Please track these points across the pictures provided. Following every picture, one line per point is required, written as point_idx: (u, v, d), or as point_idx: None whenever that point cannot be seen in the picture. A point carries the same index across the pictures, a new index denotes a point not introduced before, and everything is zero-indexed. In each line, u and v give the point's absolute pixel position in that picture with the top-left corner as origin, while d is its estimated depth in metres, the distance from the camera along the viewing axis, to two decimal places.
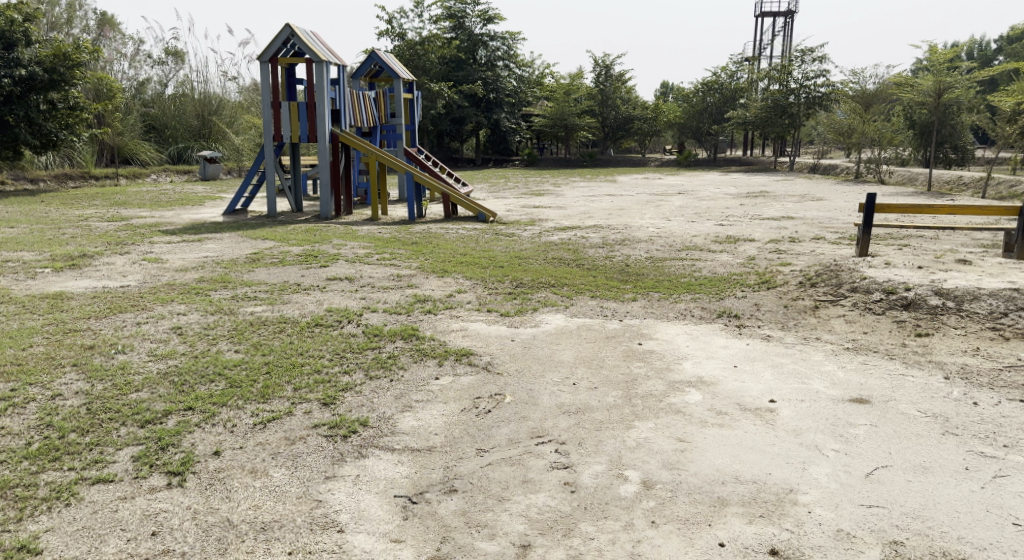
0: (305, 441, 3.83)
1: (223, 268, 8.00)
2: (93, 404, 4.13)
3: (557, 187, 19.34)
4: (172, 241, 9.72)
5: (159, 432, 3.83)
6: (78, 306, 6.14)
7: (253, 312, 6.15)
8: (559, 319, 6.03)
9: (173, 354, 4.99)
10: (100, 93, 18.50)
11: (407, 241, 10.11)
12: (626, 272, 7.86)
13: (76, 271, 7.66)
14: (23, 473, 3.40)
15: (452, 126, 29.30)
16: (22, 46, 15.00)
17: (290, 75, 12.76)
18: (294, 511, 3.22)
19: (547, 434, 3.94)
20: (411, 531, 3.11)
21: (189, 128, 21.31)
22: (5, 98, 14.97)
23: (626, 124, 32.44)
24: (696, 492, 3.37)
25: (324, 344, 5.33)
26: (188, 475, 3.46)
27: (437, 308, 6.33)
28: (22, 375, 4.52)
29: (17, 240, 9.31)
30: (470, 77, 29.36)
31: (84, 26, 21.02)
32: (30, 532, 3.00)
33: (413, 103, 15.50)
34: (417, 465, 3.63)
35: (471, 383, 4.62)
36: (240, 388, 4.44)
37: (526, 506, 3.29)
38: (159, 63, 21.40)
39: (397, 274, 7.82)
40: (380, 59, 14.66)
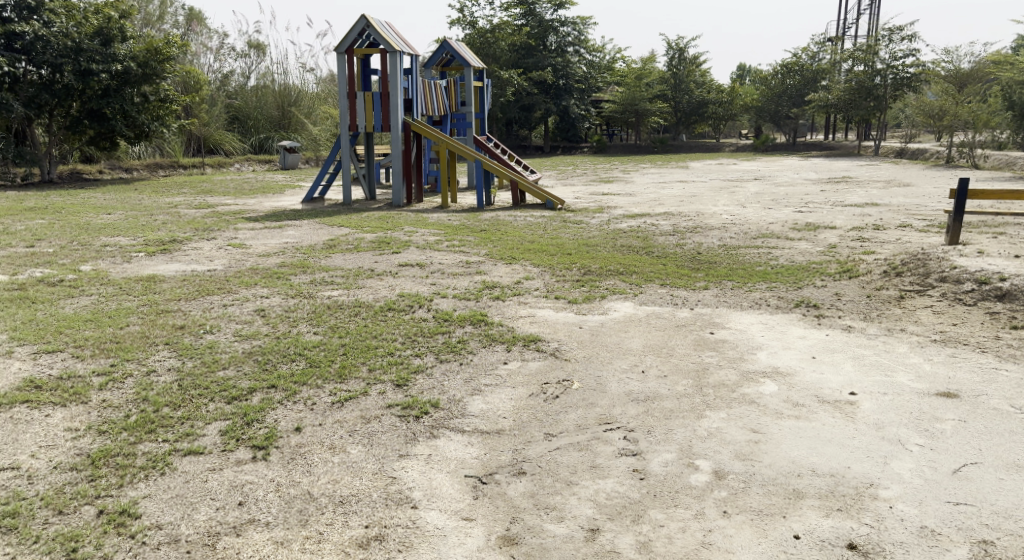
0: (380, 420, 3.95)
1: (302, 254, 8.27)
2: (184, 381, 4.36)
3: (628, 172, 19.22)
4: (255, 227, 10.11)
5: (244, 407, 4.02)
6: (169, 288, 6.44)
7: (330, 296, 6.34)
8: (627, 307, 6.02)
9: (257, 335, 5.20)
10: (187, 86, 19.29)
11: (477, 228, 10.21)
12: (698, 260, 7.75)
13: (167, 255, 8.02)
14: (123, 443, 3.62)
15: (522, 113, 29.36)
16: (118, 42, 15.66)
17: (365, 65, 13.02)
18: (370, 486, 3.34)
19: (616, 421, 3.95)
20: (482, 510, 3.18)
21: (269, 119, 22.02)
22: (103, 91, 15.73)
23: (700, 108, 32.04)
24: (771, 484, 3.33)
25: (396, 327, 5.46)
26: (272, 449, 3.62)
27: (505, 295, 6.39)
28: (120, 352, 4.80)
29: (114, 225, 9.86)
30: (540, 64, 29.36)
31: (174, 23, 21.89)
32: (129, 498, 3.19)
33: (483, 91, 15.59)
34: (486, 447, 3.70)
35: (538, 368, 4.66)
36: (319, 368, 4.61)
37: (595, 491, 3.31)
38: (242, 56, 22.16)
39: (467, 261, 7.91)
40: (451, 48, 14.83)
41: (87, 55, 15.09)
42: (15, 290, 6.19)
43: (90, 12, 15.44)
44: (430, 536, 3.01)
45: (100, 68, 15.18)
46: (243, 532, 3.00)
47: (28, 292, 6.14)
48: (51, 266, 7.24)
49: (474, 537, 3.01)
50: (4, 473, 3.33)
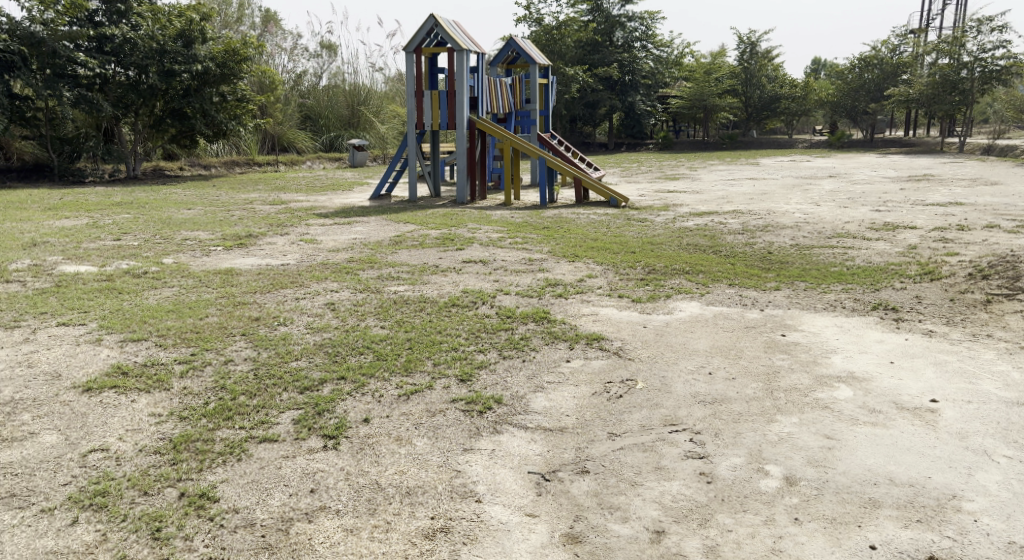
0: (444, 414, 4.00)
1: (370, 249, 8.42)
2: (259, 370, 4.51)
3: (695, 170, 18.94)
4: (325, 223, 10.35)
5: (316, 398, 4.13)
6: (246, 281, 6.66)
7: (396, 291, 6.45)
8: (694, 307, 5.92)
9: (327, 328, 5.33)
10: (263, 86, 19.90)
11: (540, 226, 10.22)
12: (768, 260, 7.58)
13: (243, 250, 8.29)
14: (203, 428, 3.76)
15: (587, 110, 29.28)
16: (199, 44, 16.25)
17: (432, 64, 13.18)
18: (436, 478, 3.38)
19: (681, 422, 3.90)
20: (546, 507, 3.19)
21: (339, 118, 22.53)
22: (185, 91, 16.35)
23: (771, 103, 31.27)
24: (845, 492, 3.24)
25: (459, 323, 5.51)
26: (341, 439, 3.71)
27: (568, 292, 6.38)
28: (200, 341, 4.98)
29: (193, 220, 10.24)
30: (606, 60, 29.17)
31: (251, 24, 22.56)
32: (209, 482, 3.31)
33: (548, 88, 15.59)
34: (549, 444, 3.70)
35: (602, 367, 4.64)
36: (386, 361, 4.70)
37: (660, 493, 3.28)
38: (315, 56, 22.72)
39: (530, 258, 7.92)
40: (518, 46, 14.89)
41: (170, 56, 15.73)
42: (103, 281, 6.49)
43: (174, 15, 16.14)
44: (495, 530, 3.03)
45: (182, 69, 15.76)
46: (314, 519, 3.09)
47: (115, 282, 6.44)
48: (136, 258, 7.57)
49: (538, 533, 3.02)
50: (94, 454, 3.50)
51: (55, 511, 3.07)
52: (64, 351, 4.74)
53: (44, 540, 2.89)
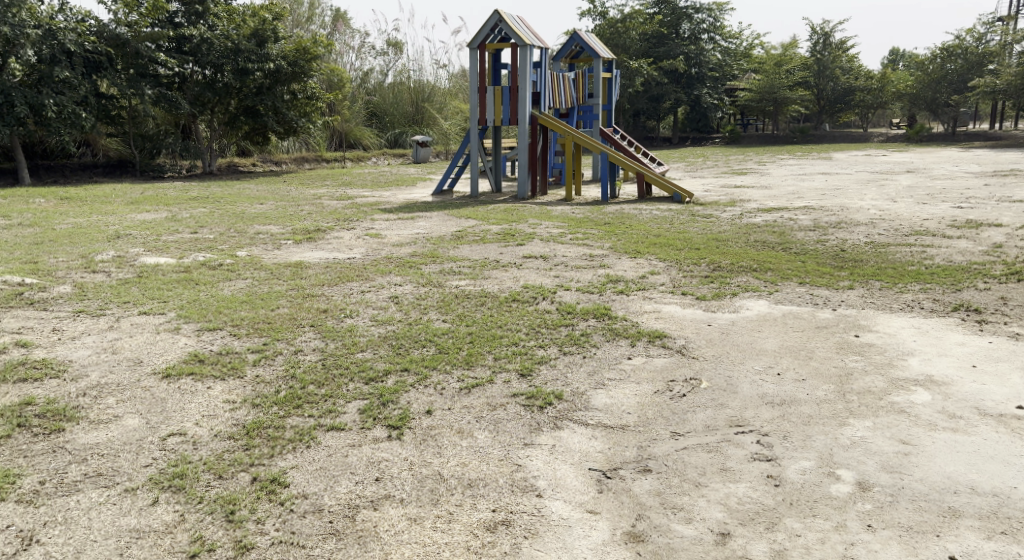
0: (505, 408, 4.01)
1: (432, 244, 8.51)
2: (327, 360, 4.62)
3: (764, 165, 18.52)
4: (390, 218, 10.51)
5: (381, 389, 4.20)
6: (314, 274, 6.82)
7: (458, 285, 6.50)
8: (761, 305, 5.79)
9: (391, 321, 5.41)
10: (332, 84, 20.33)
11: (602, 221, 10.16)
12: (840, 257, 7.35)
13: (312, 243, 8.48)
14: (274, 416, 3.87)
15: (651, 103, 28.96)
16: (271, 43, 16.66)
17: (496, 60, 13.22)
18: (497, 472, 3.40)
19: (748, 424, 3.83)
20: (607, 504, 3.17)
21: (404, 114, 22.86)
22: (258, 89, 16.83)
23: (846, 96, 30.52)
24: (922, 499, 3.12)
25: (520, 318, 5.52)
26: (405, 429, 3.76)
27: (630, 289, 6.32)
28: (272, 332, 5.13)
29: (265, 214, 10.53)
30: (671, 52, 28.82)
31: (322, 23, 23.02)
32: (279, 467, 3.41)
33: (611, 82, 15.46)
34: (610, 441, 3.68)
35: (664, 365, 4.58)
36: (448, 354, 4.75)
37: (725, 495, 3.22)
38: (382, 54, 23.09)
39: (591, 254, 7.88)
40: (581, 40, 14.81)
41: (244, 55, 16.20)
42: (181, 272, 6.74)
43: (248, 14, 16.56)
44: (556, 525, 3.03)
45: (255, 67, 16.23)
46: (380, 507, 3.14)
47: (192, 274, 6.67)
48: (212, 251, 7.83)
49: (600, 530, 3.01)
50: (173, 438, 3.64)
51: (137, 491, 3.20)
52: (145, 339, 4.94)
53: (128, 518, 3.02)
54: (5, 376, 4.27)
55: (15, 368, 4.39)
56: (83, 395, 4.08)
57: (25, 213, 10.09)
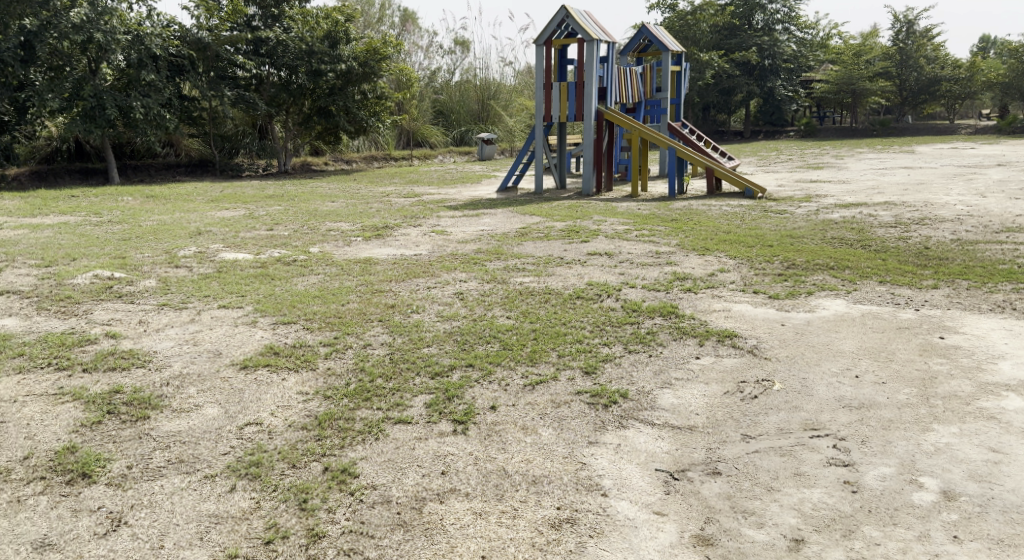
0: (569, 405, 3.99)
1: (497, 241, 8.53)
2: (394, 355, 4.67)
3: (841, 158, 17.88)
4: (455, 215, 10.59)
5: (446, 384, 4.23)
6: (382, 270, 6.93)
7: (522, 282, 6.49)
8: (838, 305, 5.59)
9: (456, 316, 5.44)
10: (400, 84, 20.63)
11: (668, 218, 9.99)
12: (924, 255, 7.05)
13: (380, 240, 8.61)
14: (344, 408, 3.94)
15: (722, 96, 28.39)
16: (343, 44, 16.94)
17: (562, 56, 13.14)
18: (562, 469, 3.38)
19: (823, 427, 3.70)
20: (674, 506, 3.11)
21: (470, 112, 23.02)
22: (330, 90, 17.22)
23: (931, 86, 29.06)
24: (1014, 512, 2.96)
25: (585, 316, 5.47)
26: (469, 425, 3.77)
27: (699, 287, 6.19)
28: (342, 326, 5.22)
29: (337, 212, 10.76)
30: (744, 44, 28.07)
31: (391, 24, 23.37)
32: (349, 458, 3.47)
33: (680, 75, 15.20)
34: (678, 442, 3.61)
35: (735, 365, 4.48)
36: (512, 351, 4.74)
37: (799, 500, 3.12)
38: (449, 53, 23.34)
39: (658, 251, 7.75)
40: (649, 33, 14.62)
41: (318, 56, 16.55)
42: (257, 268, 6.95)
43: (320, 17, 16.79)
44: (622, 525, 2.99)
45: (328, 68, 16.52)
46: (445, 500, 3.16)
47: (268, 269, 6.86)
48: (286, 247, 8.03)
49: (667, 532, 2.95)
50: (250, 427, 3.74)
51: (216, 478, 3.30)
52: (224, 332, 5.09)
53: (207, 503, 3.12)
54: (96, 364, 4.48)
55: (105, 357, 4.59)
56: (167, 385, 4.23)
57: (114, 210, 10.57)
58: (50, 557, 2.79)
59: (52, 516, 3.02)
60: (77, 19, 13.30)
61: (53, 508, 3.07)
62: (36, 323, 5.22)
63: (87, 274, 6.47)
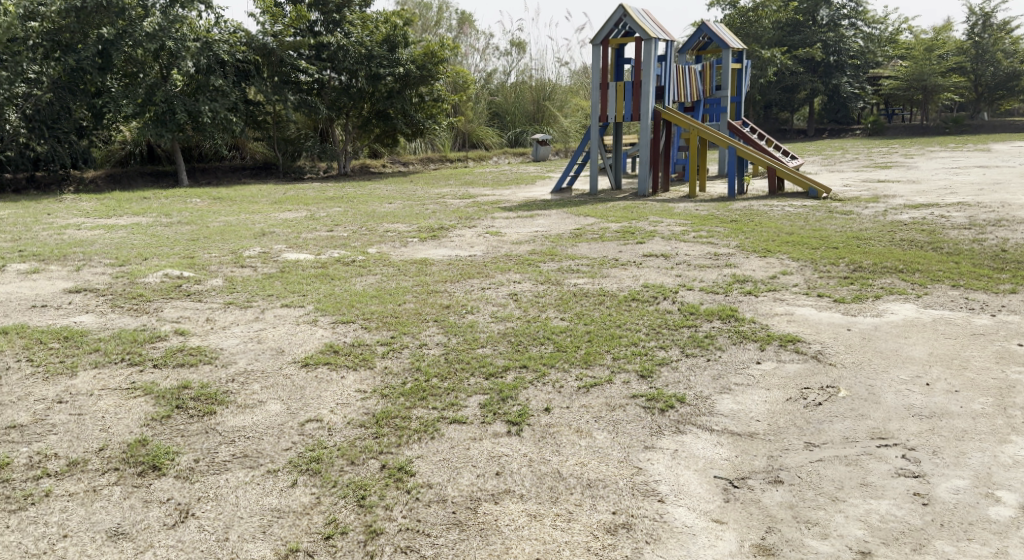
0: (625, 409, 3.95)
1: (551, 242, 8.51)
2: (449, 354, 4.71)
3: (910, 157, 17.27)
4: (509, 216, 10.62)
5: (500, 385, 4.23)
6: (438, 271, 6.98)
7: (576, 284, 6.46)
8: (908, 309, 5.41)
9: (511, 317, 5.45)
10: (457, 86, 20.83)
11: (727, 219, 9.82)
12: (1001, 259, 6.76)
13: (436, 241, 8.69)
14: (400, 406, 3.98)
15: (784, 94, 27.79)
16: (401, 48, 17.13)
17: (618, 56, 13.04)
18: (617, 473, 3.35)
19: (891, 437, 3.58)
20: (734, 514, 3.05)
21: (525, 114, 23.08)
22: (389, 93, 17.39)
23: (1009, 81, 27.87)
24: None
25: (640, 318, 5.42)
26: (524, 426, 3.77)
27: (759, 290, 6.06)
28: (398, 326, 5.29)
29: (394, 213, 10.89)
30: (808, 40, 27.51)
31: (449, 26, 23.60)
32: (405, 456, 3.50)
33: (741, 73, 14.93)
34: (737, 449, 3.54)
35: (798, 371, 4.37)
36: (566, 352, 4.72)
37: (866, 511, 3.03)
38: (505, 55, 23.47)
39: (716, 253, 7.63)
40: (709, 31, 14.40)
41: (377, 61, 16.80)
42: (318, 267, 7.09)
43: (379, 21, 17.04)
44: (679, 532, 2.95)
45: (386, 72, 16.75)
46: (500, 501, 3.16)
47: (328, 269, 6.99)
48: (345, 248, 8.17)
49: (726, 541, 2.89)
50: (311, 424, 3.82)
51: (278, 472, 3.38)
52: (286, 330, 5.21)
53: (270, 498, 3.19)
54: (166, 360, 4.63)
55: (174, 354, 4.74)
56: (232, 381, 4.35)
57: (183, 211, 10.93)
58: (123, 545, 2.89)
59: (125, 506, 3.13)
60: (150, 28, 13.74)
61: (127, 498, 3.18)
62: (110, 320, 5.42)
63: (158, 273, 6.69)
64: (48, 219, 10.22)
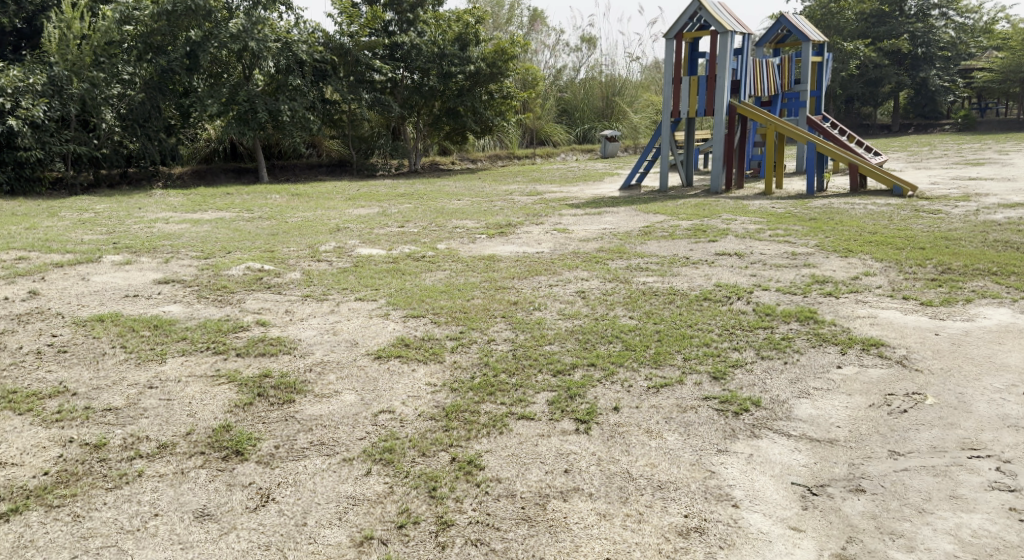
0: (696, 411, 3.87)
1: (619, 239, 8.44)
2: (517, 351, 4.72)
3: (1004, 154, 16.42)
4: (577, 213, 10.56)
5: (568, 382, 4.21)
6: (505, 267, 7.00)
7: (646, 282, 6.38)
8: (1002, 314, 5.14)
9: (578, 315, 5.42)
10: (527, 83, 20.89)
11: (805, 217, 9.53)
12: None
13: (504, 238, 8.72)
14: (469, 400, 4.01)
15: (867, 88, 26.81)
16: (472, 46, 17.20)
17: (693, 50, 12.80)
18: (689, 476, 3.29)
19: (983, 448, 3.41)
20: (812, 522, 2.96)
21: (595, 110, 22.98)
22: (459, 91, 17.58)
23: None
24: None
25: (713, 318, 5.31)
26: (593, 425, 3.74)
27: (840, 291, 5.86)
28: (466, 321, 5.32)
29: (462, 210, 10.98)
30: (894, 32, 26.51)
31: (520, 24, 23.65)
32: (474, 450, 3.52)
33: (822, 66, 14.46)
34: (816, 456, 3.43)
35: (881, 377, 4.20)
36: (635, 351, 4.67)
37: (956, 525, 2.90)
38: (576, 51, 23.38)
39: (793, 252, 7.41)
40: (789, 23, 14.00)
41: (448, 59, 16.93)
42: (390, 263, 7.20)
43: (452, 19, 17.11)
44: (755, 538, 2.88)
45: (458, 69, 16.89)
46: (569, 499, 3.15)
47: (399, 265, 7.10)
48: (415, 244, 8.28)
49: (804, 549, 2.81)
50: (383, 415, 3.88)
51: (353, 461, 3.45)
52: (359, 323, 5.32)
53: (345, 485, 3.26)
54: (248, 349, 4.79)
55: (255, 343, 4.89)
56: (310, 370, 4.47)
57: (262, 206, 11.30)
58: (209, 526, 3.00)
59: (210, 488, 3.25)
60: (235, 30, 14.18)
61: (212, 480, 3.30)
62: (197, 310, 5.64)
63: (240, 266, 6.92)
64: (139, 213, 10.69)
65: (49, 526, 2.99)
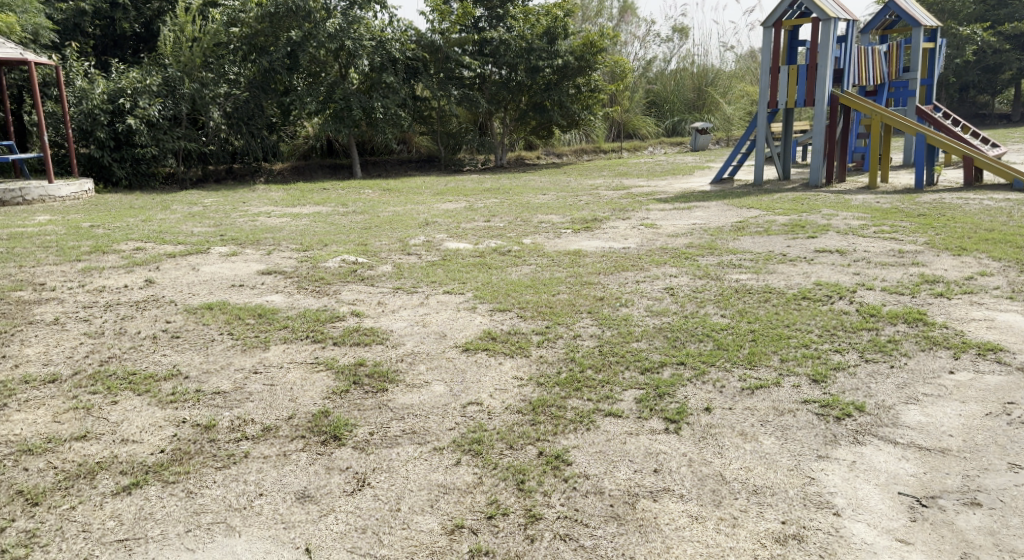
0: (795, 414, 3.74)
1: (711, 235, 8.24)
2: (604, 347, 4.67)
3: None
4: (666, 208, 10.37)
5: (657, 381, 4.14)
6: (591, 263, 6.94)
7: (738, 279, 6.21)
8: None
9: (667, 312, 5.32)
10: (615, 75, 20.75)
11: (912, 213, 9.04)
12: None
13: (590, 233, 8.66)
14: (556, 396, 4.00)
15: (983, 75, 25.20)
16: (561, 39, 17.15)
17: (792, 39, 12.34)
18: (787, 482, 3.17)
19: None
20: (921, 535, 2.80)
21: (685, 102, 22.55)
22: (546, 86, 17.55)
23: None
24: None
25: (811, 318, 5.10)
26: (683, 425, 3.67)
27: (951, 292, 5.53)
28: (553, 316, 5.31)
29: (548, 204, 10.96)
30: (1016, 14, 24.79)
31: (609, 16, 23.44)
32: (562, 445, 3.51)
33: (934, 53, 13.70)
34: (926, 465, 3.25)
35: (999, 384, 3.94)
36: (727, 351, 4.55)
37: None
38: (666, 42, 22.99)
39: (899, 250, 7.04)
40: (897, 9, 13.32)
41: (536, 53, 16.92)
42: (477, 257, 7.25)
43: (541, 13, 17.10)
44: (859, 549, 2.75)
45: (546, 64, 16.86)
46: (659, 499, 3.09)
47: (486, 259, 7.15)
48: (502, 238, 8.32)
49: None
50: (472, 406, 3.92)
51: (444, 451, 3.50)
52: (448, 316, 5.39)
53: (437, 474, 3.30)
54: (344, 338, 4.92)
55: (350, 333, 5.03)
56: (401, 360, 4.56)
57: (356, 201, 11.61)
58: (308, 507, 3.10)
59: (310, 471, 3.36)
60: (333, 29, 14.55)
61: (311, 464, 3.42)
62: (296, 300, 5.85)
63: (336, 259, 7.13)
64: (242, 207, 11.18)
65: (165, 500, 3.16)
